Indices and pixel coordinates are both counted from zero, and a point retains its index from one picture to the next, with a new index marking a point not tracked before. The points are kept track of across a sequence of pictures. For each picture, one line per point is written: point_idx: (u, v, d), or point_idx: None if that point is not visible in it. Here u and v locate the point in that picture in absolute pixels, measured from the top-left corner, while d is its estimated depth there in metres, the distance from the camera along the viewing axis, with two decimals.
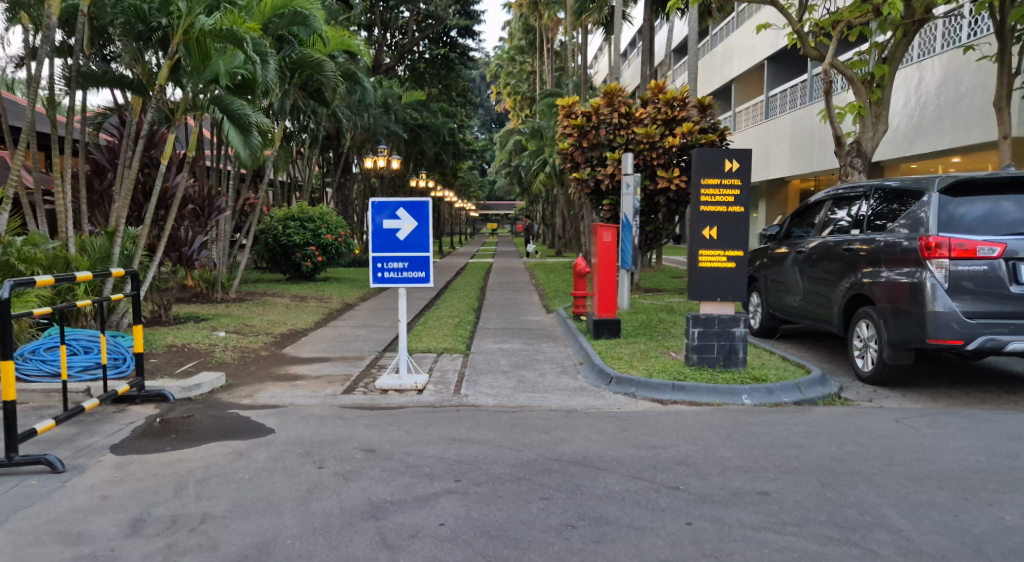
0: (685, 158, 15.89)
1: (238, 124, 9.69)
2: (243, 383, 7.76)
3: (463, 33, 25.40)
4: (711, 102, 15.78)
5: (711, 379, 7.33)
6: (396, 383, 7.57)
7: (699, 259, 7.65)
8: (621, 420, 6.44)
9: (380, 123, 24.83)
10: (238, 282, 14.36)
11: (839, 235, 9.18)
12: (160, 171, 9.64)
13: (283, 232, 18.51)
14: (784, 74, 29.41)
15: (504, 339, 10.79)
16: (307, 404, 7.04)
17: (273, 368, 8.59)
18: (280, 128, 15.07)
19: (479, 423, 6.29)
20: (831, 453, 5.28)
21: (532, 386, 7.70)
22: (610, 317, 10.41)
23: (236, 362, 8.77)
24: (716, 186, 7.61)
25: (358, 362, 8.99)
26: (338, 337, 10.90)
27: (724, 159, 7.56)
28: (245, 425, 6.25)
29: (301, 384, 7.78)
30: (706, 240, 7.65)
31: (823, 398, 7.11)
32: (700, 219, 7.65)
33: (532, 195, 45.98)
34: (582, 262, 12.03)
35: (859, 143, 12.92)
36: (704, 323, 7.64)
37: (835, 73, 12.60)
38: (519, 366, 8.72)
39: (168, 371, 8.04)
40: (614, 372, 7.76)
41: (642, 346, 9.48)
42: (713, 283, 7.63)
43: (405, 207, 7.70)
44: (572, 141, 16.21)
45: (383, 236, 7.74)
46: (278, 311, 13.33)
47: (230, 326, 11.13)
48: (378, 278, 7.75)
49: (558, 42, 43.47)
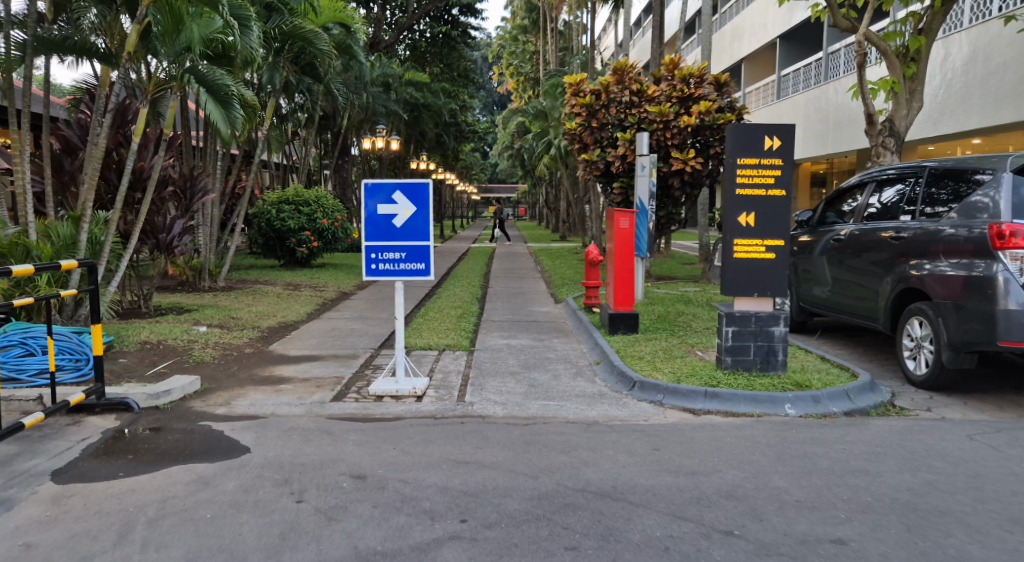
0: (701, 139, 14.95)
1: (217, 97, 8.73)
2: (221, 387, 6.93)
3: (465, 11, 24.37)
4: (728, 80, 14.80)
5: (748, 386, 6.48)
6: (392, 388, 6.75)
7: (733, 249, 6.78)
8: (650, 435, 5.59)
9: (379, 102, 23.88)
10: (226, 269, 13.50)
11: (878, 222, 8.30)
12: (132, 150, 8.68)
13: (278, 216, 17.63)
14: (797, 53, 28.37)
15: (512, 334, 9.95)
16: (291, 413, 6.19)
17: (257, 369, 7.74)
18: (271, 106, 14.15)
19: (487, 441, 5.45)
20: (907, 483, 4.43)
21: (545, 392, 6.88)
22: (627, 311, 9.57)
23: (216, 361, 7.94)
24: (755, 167, 6.72)
25: (352, 361, 8.16)
26: (331, 332, 10.05)
27: (764, 135, 6.66)
28: (216, 441, 5.41)
29: (286, 389, 6.93)
30: (741, 227, 6.76)
31: (876, 408, 6.24)
32: (736, 204, 6.76)
33: (536, 178, 44.96)
34: (594, 249, 11.17)
35: (892, 122, 11.98)
36: (739, 322, 6.78)
37: (870, 45, 11.62)
38: (529, 367, 7.88)
39: (138, 374, 7.20)
40: (636, 375, 6.94)
41: (664, 344, 8.63)
42: (751, 276, 6.76)
43: (402, 190, 6.84)
44: (580, 120, 15.28)
45: (378, 223, 6.87)
46: (270, 301, 12.48)
47: (215, 319, 10.28)
48: (372, 270, 6.90)
49: (562, 22, 42.30)
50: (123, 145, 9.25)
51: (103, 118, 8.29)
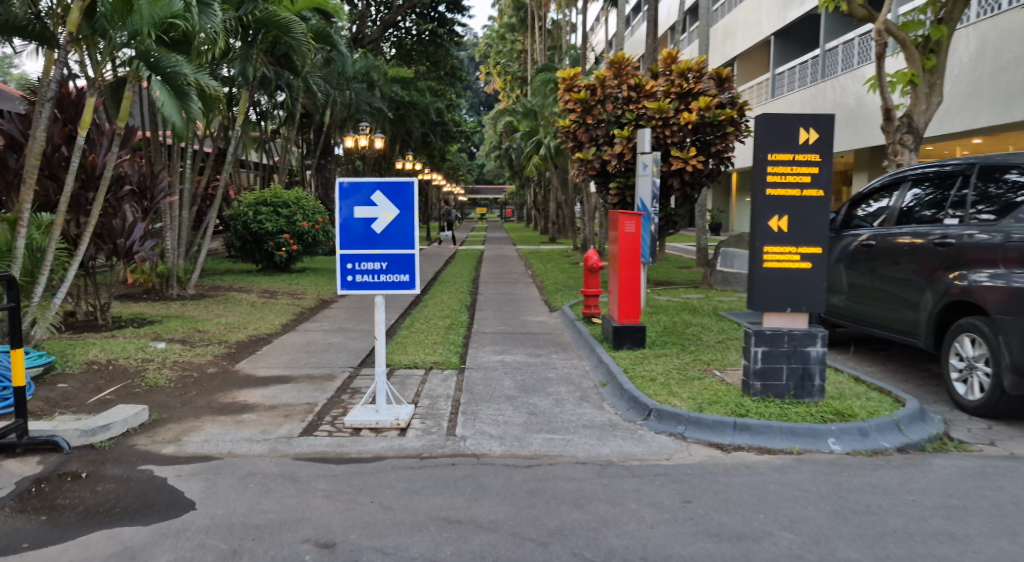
0: (701, 137, 14.13)
1: (172, 86, 7.79)
2: (173, 418, 5.98)
3: (452, 8, 23.47)
4: (730, 75, 13.97)
5: (783, 417, 5.61)
6: (371, 420, 5.85)
7: (763, 257, 5.93)
8: (678, 481, 4.71)
9: (362, 99, 22.91)
10: (196, 276, 12.54)
11: (909, 226, 7.43)
12: (78, 145, 7.60)
13: (255, 218, 16.66)
14: (792, 51, 27.65)
15: (506, 350, 9.06)
16: (251, 452, 5.25)
17: (218, 393, 6.79)
18: (244, 101, 13.19)
19: (485, 491, 4.55)
20: (1006, 554, 3.59)
21: (548, 423, 5.99)
22: (634, 323, 8.71)
23: (172, 384, 6.99)
24: (788, 164, 5.86)
25: (328, 384, 7.24)
26: (306, 347, 9.10)
27: (799, 127, 5.82)
28: (154, 494, 4.46)
29: (248, 420, 5.99)
30: (773, 232, 5.92)
31: (931, 441, 5.38)
32: (766, 206, 5.91)
33: (525, 179, 44.08)
34: (594, 254, 10.29)
35: (910, 117, 11.17)
36: (769, 341, 5.94)
37: (888, 36, 10.83)
38: (527, 391, 6.99)
39: (78, 402, 6.21)
40: (652, 402, 6.10)
41: (677, 362, 7.75)
42: (784, 287, 5.92)
43: (382, 190, 5.90)
44: (574, 117, 14.39)
45: (355, 228, 5.95)
46: (242, 311, 11.51)
47: (179, 333, 9.30)
48: (347, 282, 6.00)
49: (550, 21, 41.40)
50: (71, 138, 8.26)
51: (40, 106, 7.26)
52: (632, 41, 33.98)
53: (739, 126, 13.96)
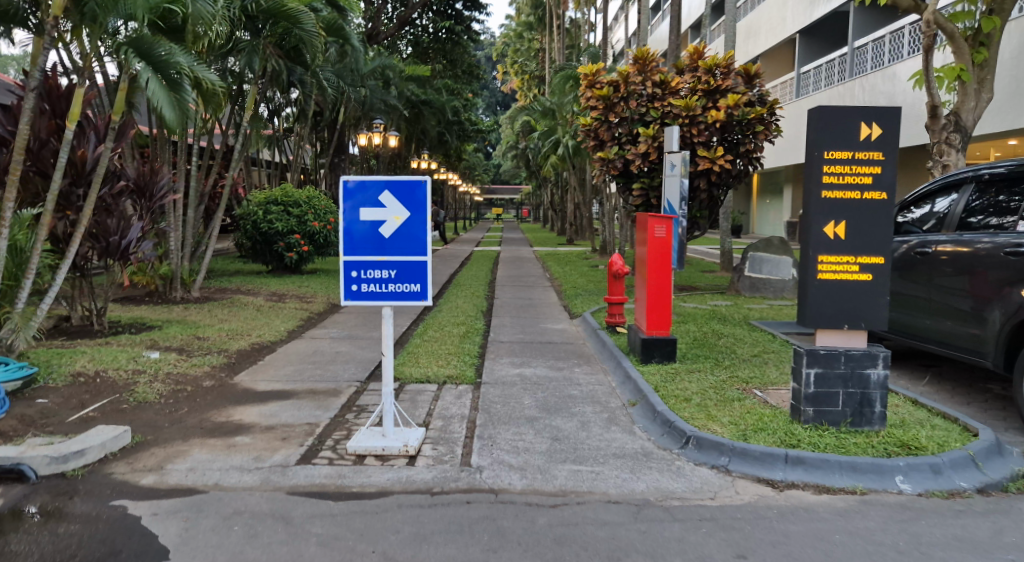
0: (729, 136, 13.44)
1: (164, 77, 7.25)
2: (159, 440, 5.41)
3: (470, 5, 22.95)
4: (759, 71, 13.27)
5: (840, 449, 4.95)
6: (376, 446, 5.26)
7: (816, 268, 5.27)
8: (727, 529, 4.07)
9: (377, 96, 22.39)
10: (201, 278, 12.03)
11: (970, 233, 6.73)
12: (65, 139, 7.05)
13: (264, 217, 16.13)
14: (819, 48, 26.83)
15: (525, 362, 8.45)
16: (241, 484, 4.67)
17: (212, 410, 6.22)
18: (252, 95, 12.66)
19: (505, 538, 3.94)
20: None
21: (573, 452, 5.37)
22: (663, 335, 8.07)
23: (163, 400, 6.43)
24: (847, 163, 5.20)
25: (332, 401, 6.66)
26: (311, 357, 8.53)
27: (861, 122, 5.16)
28: (123, 539, 3.88)
29: (241, 444, 5.40)
30: (828, 240, 5.25)
31: (1014, 480, 4.70)
32: (821, 211, 5.25)
33: (542, 179, 43.48)
34: (619, 259, 9.66)
35: (959, 114, 10.43)
36: (823, 362, 5.28)
37: (937, 27, 10.14)
38: (550, 412, 6.38)
39: (57, 421, 5.65)
40: (690, 429, 5.48)
41: (712, 380, 7.09)
42: (840, 301, 5.25)
43: (390, 190, 5.32)
44: (596, 115, 13.72)
45: (362, 233, 5.37)
46: (247, 315, 10.97)
47: (177, 340, 8.76)
48: (351, 292, 5.40)
49: (568, 20, 40.79)
50: (59, 132, 7.73)
51: (24, 96, 6.69)
52: (654, 38, 33.31)
53: (769, 125, 13.26)
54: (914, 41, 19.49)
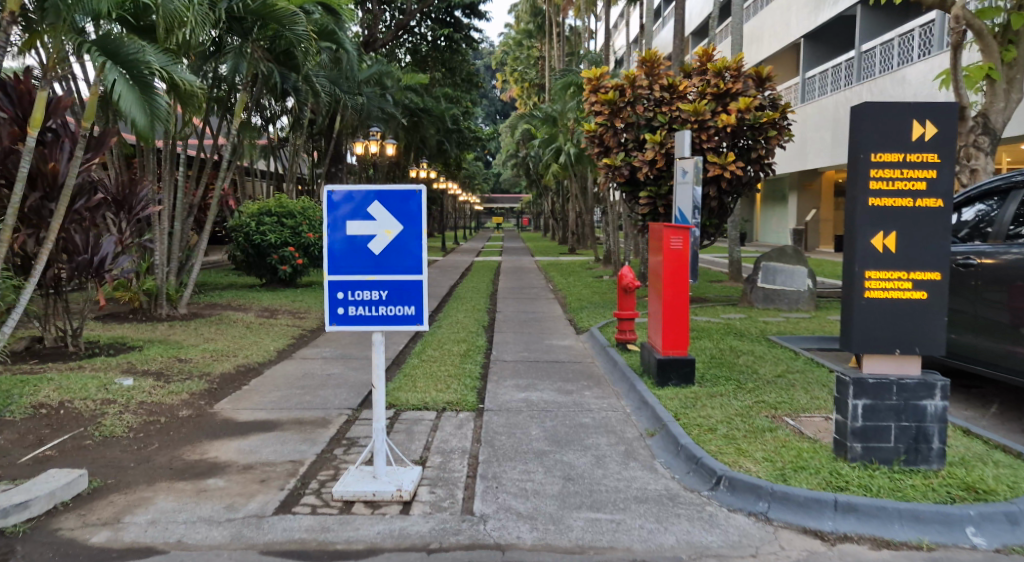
0: (740, 141, 12.86)
1: (133, 77, 6.72)
2: (121, 484, 4.80)
3: (469, 13, 22.51)
4: (770, 74, 12.68)
5: (896, 493, 4.32)
6: (365, 491, 4.63)
7: (863, 285, 4.67)
8: None
9: (374, 104, 21.83)
10: (187, 294, 11.41)
11: (1010, 243, 6.15)
12: (27, 148, 6.45)
13: (258, 229, 15.52)
14: (824, 53, 26.32)
15: (531, 384, 7.83)
16: (209, 541, 4.06)
17: (185, 446, 5.59)
18: (240, 102, 12.10)
19: None
20: None
21: (590, 496, 4.75)
22: (681, 355, 7.44)
23: (131, 433, 5.82)
24: (898, 167, 4.61)
25: (320, 432, 6.04)
26: (300, 381, 7.90)
27: (912, 120, 4.58)
28: None
29: (213, 489, 4.77)
30: (876, 253, 4.66)
31: None
32: (867, 220, 4.65)
33: (544, 188, 42.89)
34: (629, 272, 9.04)
35: (986, 116, 9.84)
36: (873, 392, 4.66)
37: (965, 25, 9.54)
38: (561, 445, 5.76)
39: (7, 463, 5.05)
40: (720, 467, 4.86)
41: (737, 406, 6.47)
42: (890, 321, 4.65)
43: (380, 201, 4.72)
44: (601, 120, 13.09)
45: (348, 249, 4.77)
46: (235, 334, 10.36)
47: (156, 363, 8.13)
48: (337, 316, 4.79)
49: (568, 27, 40.35)
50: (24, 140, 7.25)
51: None
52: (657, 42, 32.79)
53: (782, 130, 12.65)
54: (924, 44, 19.10)
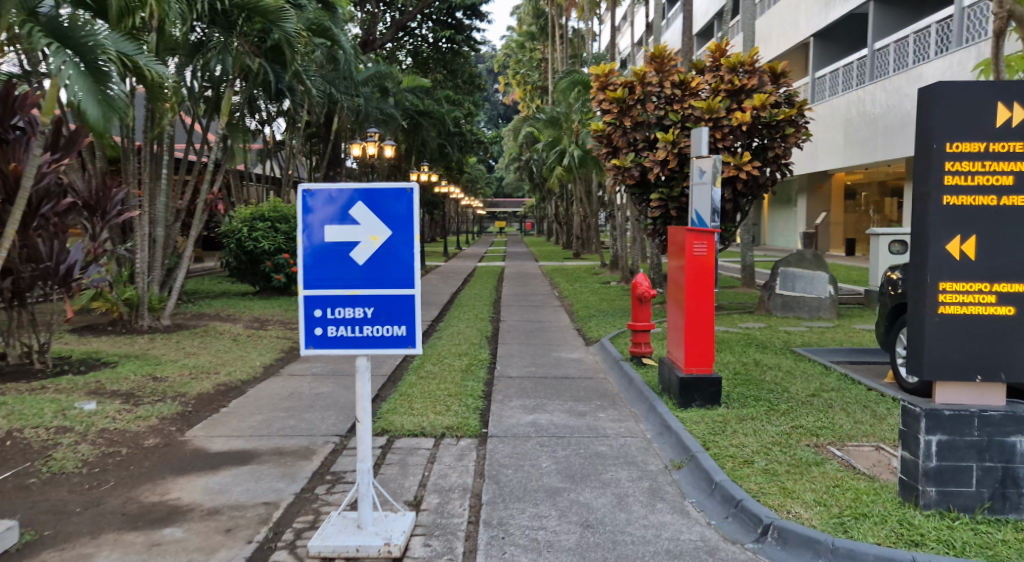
0: (755, 140, 12.12)
1: (84, 61, 6.51)
2: (60, 535, 4.08)
3: (471, 14, 21.81)
4: (786, 69, 11.96)
5: (986, 551, 3.60)
6: (346, 546, 3.91)
7: (936, 299, 3.95)
8: None
9: (373, 105, 21.13)
10: (172, 304, 10.68)
11: None
12: None
13: (250, 235, 14.80)
14: (836, 52, 25.57)
15: (540, 405, 7.09)
16: None
17: (144, 485, 4.85)
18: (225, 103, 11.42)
19: None
20: None
21: (612, 548, 4.03)
22: (706, 374, 6.67)
23: (84, 468, 5.09)
24: (980, 158, 3.88)
25: (301, 466, 5.32)
26: (286, 401, 7.16)
27: (996, 102, 3.86)
28: None
29: (168, 542, 4.04)
30: (952, 262, 3.94)
31: None
32: (942, 222, 3.93)
33: (547, 192, 42.09)
34: (644, 281, 8.27)
35: None
36: (950, 426, 3.95)
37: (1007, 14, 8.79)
38: (577, 481, 5.02)
39: None
40: (767, 512, 4.14)
41: (773, 433, 5.73)
42: (968, 342, 3.93)
43: (363, 202, 4.01)
44: (609, 119, 12.29)
45: (328, 258, 4.05)
46: (220, 347, 9.62)
47: (127, 383, 7.38)
48: (314, 338, 4.06)
49: (571, 29, 39.62)
50: None
51: None
52: (669, 34, 32.00)
53: (800, 128, 11.89)
54: (942, 41, 18.33)
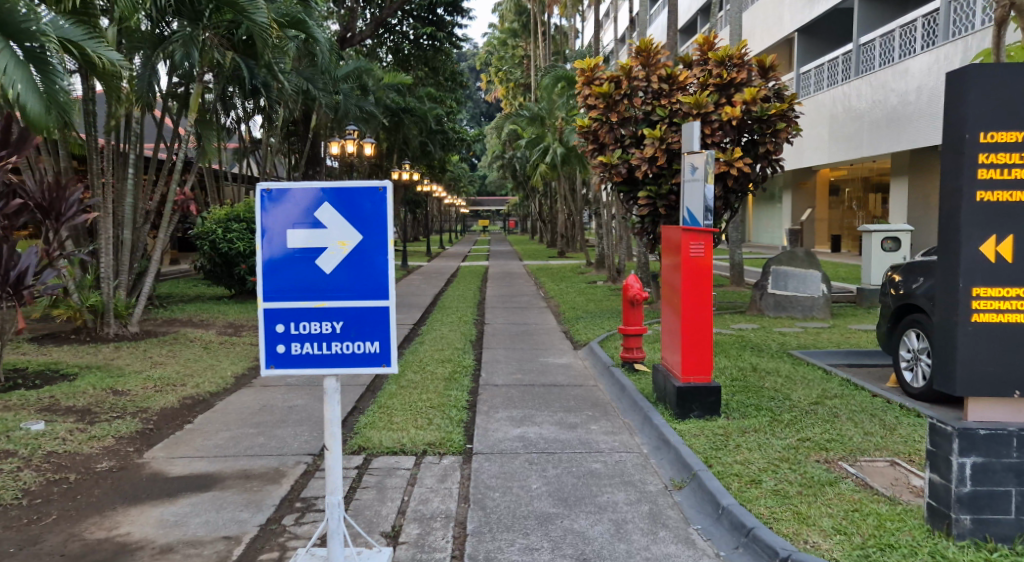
0: (745, 136, 11.75)
1: (23, 50, 6.48)
2: None
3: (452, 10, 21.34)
4: (774, 63, 11.58)
5: None
6: None
7: (970, 305, 3.56)
8: None
9: (352, 102, 20.58)
10: (139, 310, 10.14)
11: None
12: None
13: (224, 236, 14.25)
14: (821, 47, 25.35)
15: (529, 417, 6.64)
16: None
17: (91, 518, 4.37)
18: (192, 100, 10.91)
19: None
20: None
21: None
22: (705, 382, 6.27)
23: (26, 499, 4.59)
24: (1016, 149, 3.50)
25: (268, 491, 4.85)
26: (257, 416, 6.67)
27: None
28: None
29: None
30: (987, 265, 3.54)
31: None
32: (975, 221, 3.54)
33: (531, 190, 41.61)
34: (635, 284, 7.84)
35: None
36: (987, 447, 3.57)
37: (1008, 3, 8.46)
38: (570, 506, 4.59)
39: None
40: (782, 542, 3.74)
41: (779, 447, 5.32)
42: (1005, 353, 3.54)
43: (331, 203, 3.55)
44: (595, 114, 11.79)
45: (292, 266, 3.59)
46: (188, 356, 9.10)
47: (85, 398, 6.85)
48: (277, 357, 3.60)
49: (553, 26, 39.16)
50: None
51: None
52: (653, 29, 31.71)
53: (791, 122, 11.55)
54: (928, 34, 18.10)
